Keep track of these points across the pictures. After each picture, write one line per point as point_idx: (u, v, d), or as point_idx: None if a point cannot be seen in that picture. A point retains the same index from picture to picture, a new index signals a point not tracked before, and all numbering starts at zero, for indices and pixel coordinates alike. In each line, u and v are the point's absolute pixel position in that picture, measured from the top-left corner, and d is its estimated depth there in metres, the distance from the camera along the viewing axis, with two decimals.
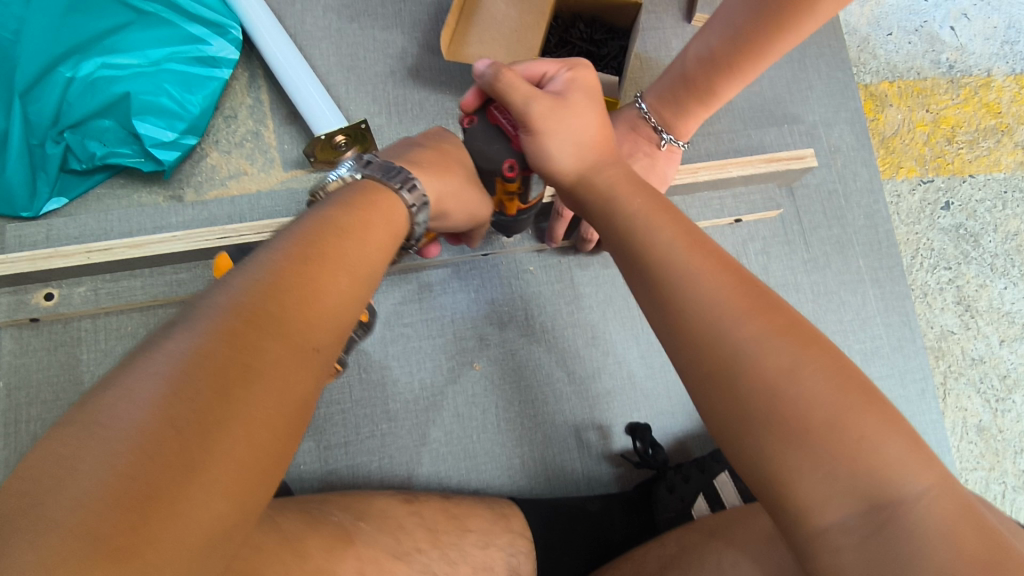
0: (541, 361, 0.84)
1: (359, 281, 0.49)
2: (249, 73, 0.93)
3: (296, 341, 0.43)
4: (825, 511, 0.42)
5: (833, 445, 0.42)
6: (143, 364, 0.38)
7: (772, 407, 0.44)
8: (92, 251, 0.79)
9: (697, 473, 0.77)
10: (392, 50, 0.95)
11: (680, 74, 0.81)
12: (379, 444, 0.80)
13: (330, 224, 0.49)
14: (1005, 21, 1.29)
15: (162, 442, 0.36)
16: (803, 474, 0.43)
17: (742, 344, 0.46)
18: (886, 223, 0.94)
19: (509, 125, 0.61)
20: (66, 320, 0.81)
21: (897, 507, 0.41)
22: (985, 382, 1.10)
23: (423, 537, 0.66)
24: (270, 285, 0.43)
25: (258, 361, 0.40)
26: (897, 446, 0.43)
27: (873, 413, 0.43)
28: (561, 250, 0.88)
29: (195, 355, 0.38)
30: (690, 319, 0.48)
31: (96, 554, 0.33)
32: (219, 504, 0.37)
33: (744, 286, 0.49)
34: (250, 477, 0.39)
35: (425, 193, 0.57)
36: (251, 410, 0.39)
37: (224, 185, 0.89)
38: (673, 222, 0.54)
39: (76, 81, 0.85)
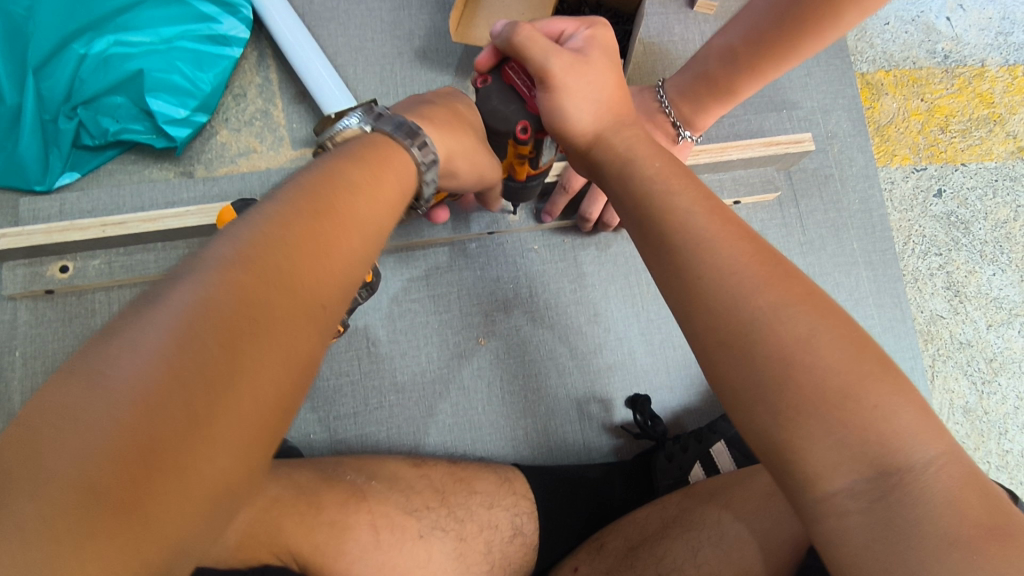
0: (545, 338, 0.86)
1: (369, 239, 0.48)
2: (258, 52, 0.95)
3: (308, 298, 0.42)
4: (835, 477, 0.45)
5: (842, 413, 0.45)
6: (145, 317, 0.36)
7: (777, 371, 0.47)
8: (107, 225, 0.80)
9: (695, 443, 0.80)
10: (399, 32, 0.97)
11: (700, 67, 0.84)
12: (387, 415, 0.83)
13: (339, 180, 0.47)
14: (999, 12, 1.31)
15: (167, 397, 0.35)
16: (814, 440, 0.45)
17: (756, 304, 0.49)
18: (880, 207, 0.97)
19: (524, 85, 0.64)
20: (80, 293, 0.83)
21: (905, 474, 0.44)
22: (972, 364, 1.14)
23: (432, 496, 0.70)
24: (277, 239, 0.41)
25: (264, 317, 0.39)
26: (909, 418, 0.45)
27: (885, 383, 0.46)
28: (563, 229, 0.91)
29: (201, 307, 0.37)
30: (699, 282, 0.52)
31: (99, 506, 0.32)
32: (224, 461, 0.36)
33: (758, 250, 0.52)
34: (261, 440, 0.38)
35: (435, 151, 0.57)
36: (256, 368, 0.38)
37: (234, 163, 0.90)
38: (685, 191, 0.57)
39: (89, 58, 0.87)
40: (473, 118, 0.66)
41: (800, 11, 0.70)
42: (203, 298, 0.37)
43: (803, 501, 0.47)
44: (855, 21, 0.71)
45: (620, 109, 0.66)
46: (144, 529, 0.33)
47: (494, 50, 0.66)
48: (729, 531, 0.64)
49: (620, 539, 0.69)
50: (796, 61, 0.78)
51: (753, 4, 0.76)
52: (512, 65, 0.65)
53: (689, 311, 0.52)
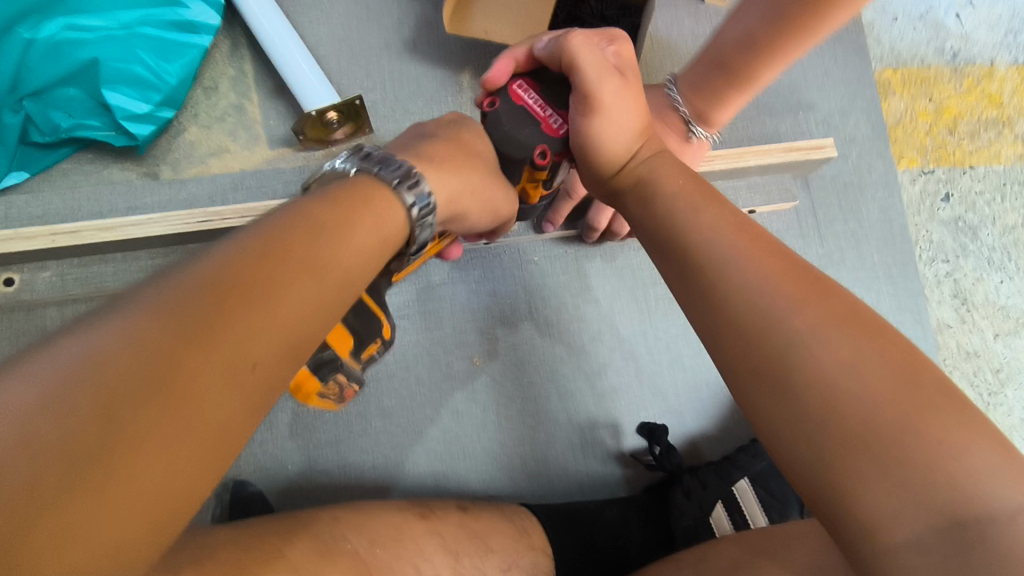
0: (546, 356, 0.80)
1: (329, 287, 0.43)
2: (231, 41, 0.86)
3: (228, 353, 0.36)
4: (896, 525, 0.37)
5: (901, 453, 0.37)
6: (25, 367, 0.31)
7: (825, 425, 0.40)
8: (57, 234, 0.73)
9: (715, 479, 0.74)
10: (388, 21, 0.88)
11: (716, 56, 0.76)
12: (372, 443, 0.76)
13: (305, 221, 0.44)
14: (1009, 10, 1.26)
15: (18, 469, 0.29)
16: (869, 483, 0.38)
17: (801, 337, 0.42)
18: (900, 217, 0.91)
19: (535, 104, 0.60)
20: (29, 308, 0.74)
21: (985, 526, 0.36)
22: (978, 376, 1.10)
23: (443, 563, 0.58)
24: (209, 284, 0.37)
25: (167, 374, 0.33)
26: (983, 453, 0.37)
27: (951, 415, 0.38)
28: (566, 240, 0.83)
29: (92, 360, 0.32)
30: (732, 316, 0.45)
31: None
32: (81, 551, 0.30)
33: (794, 270, 0.46)
34: (141, 525, 0.32)
35: (430, 192, 0.52)
36: (144, 438, 0.32)
37: (204, 164, 0.82)
38: (717, 210, 0.52)
39: (37, 43, 0.77)
40: (482, 147, 0.61)
41: None
42: (96, 352, 0.32)
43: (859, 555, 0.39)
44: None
45: (641, 127, 0.60)
46: None
47: (501, 67, 0.61)
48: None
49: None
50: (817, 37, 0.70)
51: None
52: (519, 85, 0.60)
53: (717, 344, 0.47)
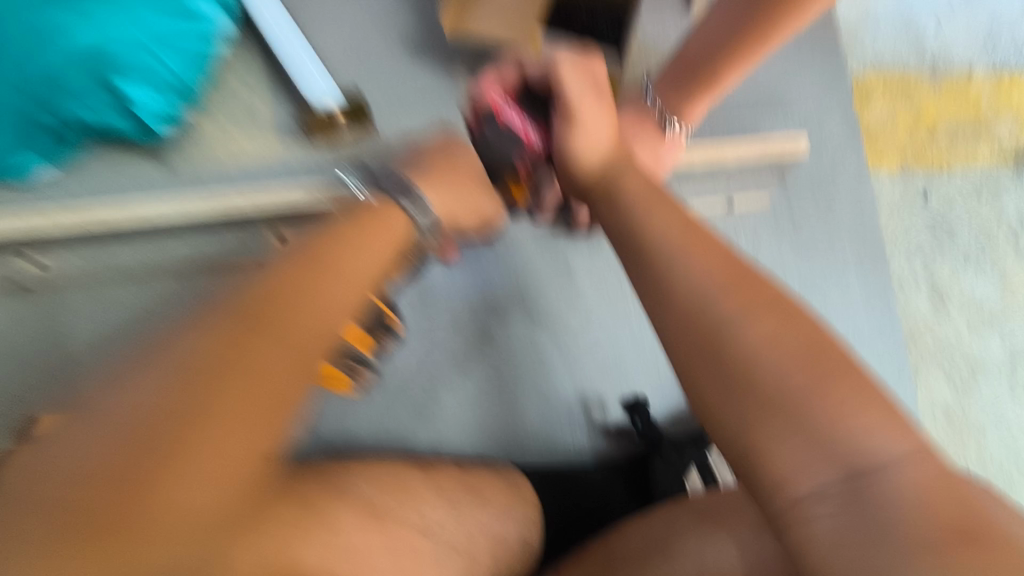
0: (536, 339, 0.86)
1: (350, 291, 0.57)
2: (240, 42, 0.92)
3: (280, 347, 0.49)
4: (801, 479, 0.44)
5: (808, 416, 0.44)
6: (151, 366, 0.46)
7: (747, 378, 0.46)
8: (89, 223, 0.81)
9: (691, 447, 0.82)
10: (391, 25, 0.95)
11: (683, 63, 0.82)
12: (376, 416, 0.82)
13: (328, 243, 0.59)
14: (991, 16, 1.31)
15: (156, 429, 0.43)
16: (776, 444, 0.45)
17: (728, 316, 0.49)
18: (870, 211, 0.98)
19: (519, 121, 0.70)
20: (64, 288, 0.84)
21: (874, 475, 0.43)
22: (954, 368, 1.19)
23: (445, 512, 0.68)
24: (264, 298, 0.52)
25: (241, 361, 0.47)
26: (867, 418, 0.44)
27: (846, 382, 0.45)
28: (555, 230, 0.90)
29: (193, 357, 0.46)
30: (680, 294, 0.52)
31: (99, 521, 0.40)
32: (203, 486, 0.44)
33: (731, 262, 0.52)
34: (236, 465, 0.45)
35: (429, 206, 0.68)
36: (229, 407, 0.45)
37: (221, 160, 0.89)
38: (665, 209, 0.59)
39: (38, 26, 0.78)
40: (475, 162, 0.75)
41: None
42: (195, 349, 0.47)
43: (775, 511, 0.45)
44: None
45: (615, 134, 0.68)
46: (137, 536, 0.41)
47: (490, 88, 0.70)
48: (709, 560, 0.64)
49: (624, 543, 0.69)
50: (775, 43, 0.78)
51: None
52: (506, 103, 0.70)
53: (662, 316, 0.52)
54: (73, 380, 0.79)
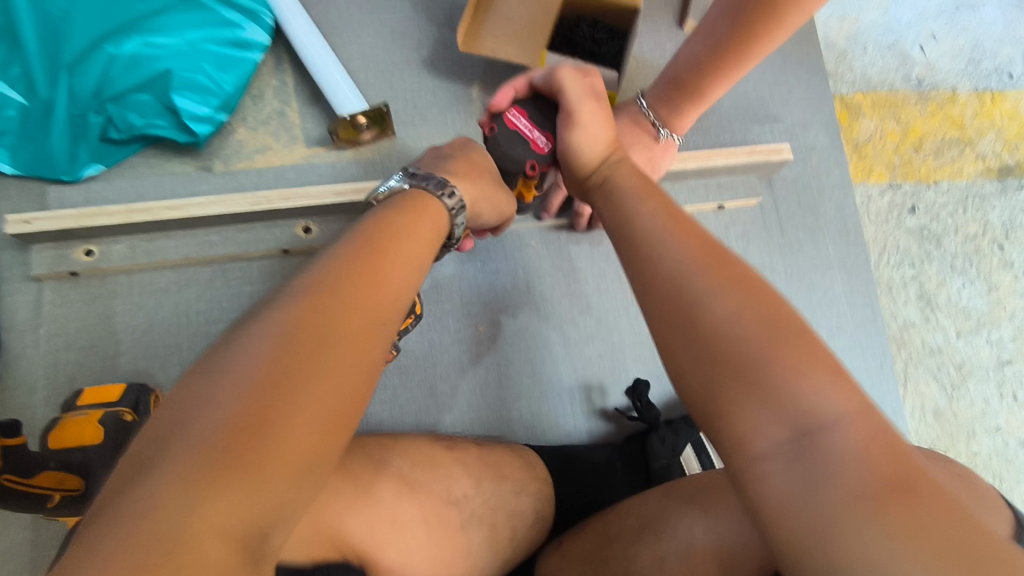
0: (539, 329, 0.92)
1: (413, 270, 0.59)
2: (275, 57, 1.01)
3: (369, 313, 0.53)
4: (759, 438, 0.48)
5: (765, 377, 0.49)
6: (251, 330, 0.48)
7: (713, 340, 0.53)
8: (132, 211, 0.87)
9: (684, 427, 0.89)
10: (410, 42, 1.04)
11: (673, 77, 0.89)
12: (390, 396, 0.88)
13: (387, 225, 0.60)
14: (969, 42, 1.40)
15: (272, 382, 0.45)
16: (741, 405, 0.50)
17: (702, 290, 0.55)
18: (854, 215, 1.05)
19: (526, 129, 0.74)
20: (103, 275, 0.88)
21: (819, 433, 0.47)
22: (942, 370, 1.22)
23: (467, 484, 0.74)
24: (347, 269, 0.54)
25: (337, 325, 0.50)
26: (818, 379, 0.49)
27: (796, 347, 0.51)
28: (558, 228, 0.97)
29: (294, 320, 0.49)
30: (664, 269, 0.59)
31: (224, 462, 0.42)
32: (314, 437, 0.46)
33: (706, 245, 0.59)
34: (341, 418, 0.48)
35: (462, 199, 0.69)
36: (332, 364, 0.48)
37: (251, 159, 0.96)
38: (657, 199, 0.67)
39: (119, 57, 0.92)
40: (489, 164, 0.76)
41: (749, 19, 0.77)
42: (294, 313, 0.49)
43: (735, 469, 0.50)
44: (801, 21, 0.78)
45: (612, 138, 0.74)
46: (262, 479, 0.43)
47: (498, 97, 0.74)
48: (696, 538, 0.67)
49: (629, 515, 0.73)
50: (756, 61, 0.85)
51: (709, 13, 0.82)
52: (512, 112, 0.74)
53: (650, 288, 0.59)
54: (115, 360, 0.85)
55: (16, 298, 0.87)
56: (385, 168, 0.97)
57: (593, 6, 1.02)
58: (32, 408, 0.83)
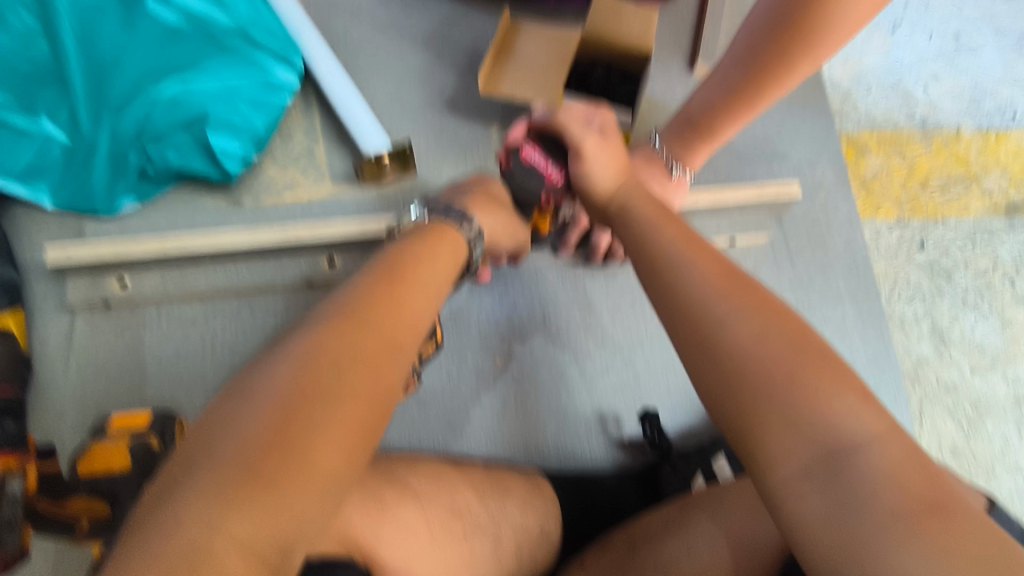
0: (557, 358, 0.94)
1: (430, 294, 0.62)
2: (304, 99, 1.06)
3: (388, 339, 0.54)
4: (785, 463, 0.50)
5: (794, 394, 0.51)
6: (278, 355, 0.50)
7: (745, 369, 0.53)
8: (167, 244, 0.90)
9: (697, 455, 0.89)
10: (431, 84, 1.09)
11: (687, 118, 0.93)
12: (410, 426, 0.89)
13: (404, 254, 0.63)
14: (970, 82, 1.44)
15: (295, 403, 0.46)
16: (774, 428, 0.51)
17: (725, 317, 0.57)
18: (863, 250, 1.07)
19: (541, 161, 0.78)
20: (134, 307, 0.91)
21: (852, 454, 0.48)
22: (959, 407, 1.21)
23: (473, 498, 0.76)
24: (367, 298, 0.56)
25: (359, 351, 0.51)
26: (849, 400, 0.51)
27: (825, 372, 0.52)
28: (575, 261, 0.99)
29: (319, 345, 0.50)
30: (687, 298, 0.60)
31: (246, 481, 0.43)
32: (335, 457, 0.47)
33: (725, 273, 0.61)
34: (360, 441, 0.49)
35: (480, 229, 0.72)
36: (354, 387, 0.49)
37: (279, 195, 1.00)
38: (675, 226, 0.69)
39: (158, 99, 0.97)
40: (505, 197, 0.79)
41: (761, 61, 0.83)
42: (319, 338, 0.51)
43: (766, 489, 0.51)
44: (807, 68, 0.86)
45: (621, 165, 0.76)
46: (283, 500, 0.44)
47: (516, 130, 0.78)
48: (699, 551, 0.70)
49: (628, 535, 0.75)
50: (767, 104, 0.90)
51: (721, 62, 0.88)
52: (528, 145, 0.77)
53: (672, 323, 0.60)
54: (141, 390, 0.87)
55: (49, 329, 0.90)
56: (406, 204, 1.01)
57: (606, 51, 1.07)
58: (60, 436, 0.85)
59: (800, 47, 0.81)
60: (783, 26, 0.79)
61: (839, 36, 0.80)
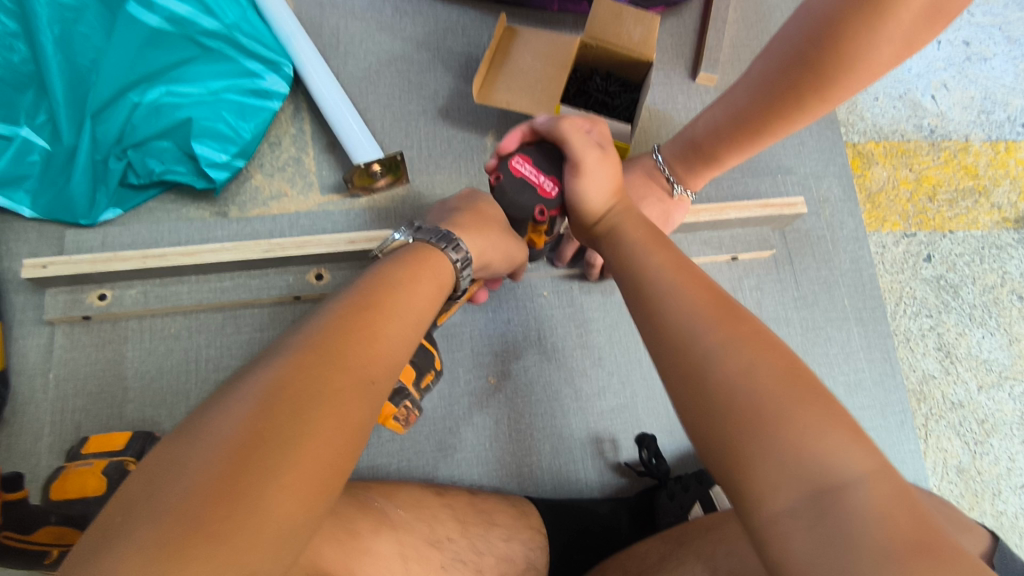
0: (553, 379, 0.90)
1: (410, 324, 0.59)
2: (294, 105, 1.03)
3: (357, 375, 0.51)
4: (775, 497, 0.46)
5: (783, 431, 0.48)
6: (236, 392, 0.47)
7: (732, 400, 0.50)
8: (149, 257, 0.87)
9: (695, 483, 0.85)
10: (426, 92, 1.06)
11: (690, 138, 0.90)
12: (397, 447, 0.86)
13: (386, 280, 0.60)
14: (980, 93, 1.40)
15: (248, 449, 0.44)
16: (758, 463, 0.48)
17: (711, 350, 0.53)
18: (870, 267, 1.03)
19: (531, 175, 0.73)
20: (115, 320, 0.88)
21: (840, 493, 0.45)
22: (965, 425, 1.17)
23: (453, 527, 0.73)
24: (340, 328, 0.53)
25: (325, 388, 0.49)
26: (838, 438, 0.47)
27: (814, 407, 0.49)
28: (570, 276, 0.96)
29: (278, 383, 0.47)
30: (670, 325, 0.57)
31: (192, 533, 0.40)
32: (289, 506, 0.44)
33: (718, 300, 0.57)
34: (320, 487, 0.46)
35: (468, 252, 0.68)
36: (315, 429, 0.47)
37: (265, 206, 0.97)
38: (665, 251, 0.66)
39: (142, 106, 0.94)
40: (496, 214, 0.75)
41: (773, 99, 0.78)
42: (279, 375, 0.48)
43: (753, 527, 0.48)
44: (820, 113, 0.80)
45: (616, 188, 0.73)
46: (230, 553, 0.41)
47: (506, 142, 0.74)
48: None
49: (620, 569, 0.73)
50: (774, 140, 0.85)
51: (735, 86, 0.83)
52: (517, 158, 0.73)
53: (659, 349, 0.57)
54: (122, 407, 0.85)
55: (27, 342, 0.87)
56: (398, 215, 0.98)
57: (605, 59, 1.04)
58: (34, 454, 0.82)
59: (813, 94, 0.75)
60: (804, 63, 0.73)
61: (861, 81, 0.74)
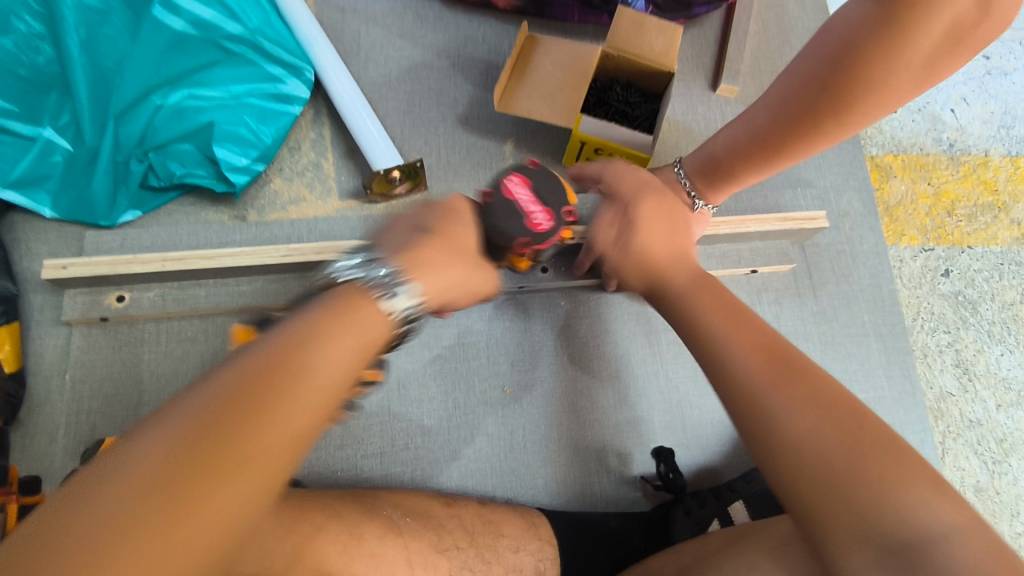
0: (575, 395, 0.89)
1: (369, 340, 0.54)
2: (314, 109, 1.03)
3: (299, 398, 0.47)
4: (853, 555, 0.49)
5: (863, 487, 0.49)
6: (163, 414, 0.43)
7: (800, 461, 0.52)
8: (167, 260, 0.87)
9: (713, 499, 0.84)
10: (445, 99, 1.05)
11: (710, 154, 0.88)
12: (412, 456, 0.85)
13: (352, 290, 0.56)
14: (1001, 107, 1.39)
15: (156, 481, 0.40)
16: (840, 521, 0.50)
17: (778, 409, 0.55)
18: (890, 283, 1.02)
19: (525, 200, 0.69)
20: (132, 322, 0.88)
21: (929, 549, 0.47)
22: (983, 444, 1.15)
23: (460, 536, 0.74)
24: (285, 345, 0.48)
25: (258, 414, 0.44)
26: (922, 490, 0.49)
27: (890, 458, 0.50)
28: (588, 287, 0.95)
29: (206, 406, 0.43)
30: (734, 382, 0.59)
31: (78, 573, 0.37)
32: (195, 543, 0.40)
33: (772, 354, 0.59)
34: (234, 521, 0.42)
35: (411, 299, 0.57)
36: (238, 460, 0.43)
37: (284, 210, 0.97)
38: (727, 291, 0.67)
39: (164, 108, 0.95)
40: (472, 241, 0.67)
41: (792, 118, 0.77)
42: (209, 397, 0.44)
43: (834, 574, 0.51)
44: (837, 136, 0.79)
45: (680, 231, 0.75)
46: None
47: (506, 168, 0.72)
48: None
49: None
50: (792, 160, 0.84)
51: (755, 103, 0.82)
52: (513, 180, 0.70)
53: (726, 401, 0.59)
54: (138, 409, 0.85)
55: (45, 342, 0.87)
56: None
57: (625, 69, 1.03)
58: (48, 455, 0.82)
59: (832, 119, 0.75)
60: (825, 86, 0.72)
61: (884, 107, 0.74)
